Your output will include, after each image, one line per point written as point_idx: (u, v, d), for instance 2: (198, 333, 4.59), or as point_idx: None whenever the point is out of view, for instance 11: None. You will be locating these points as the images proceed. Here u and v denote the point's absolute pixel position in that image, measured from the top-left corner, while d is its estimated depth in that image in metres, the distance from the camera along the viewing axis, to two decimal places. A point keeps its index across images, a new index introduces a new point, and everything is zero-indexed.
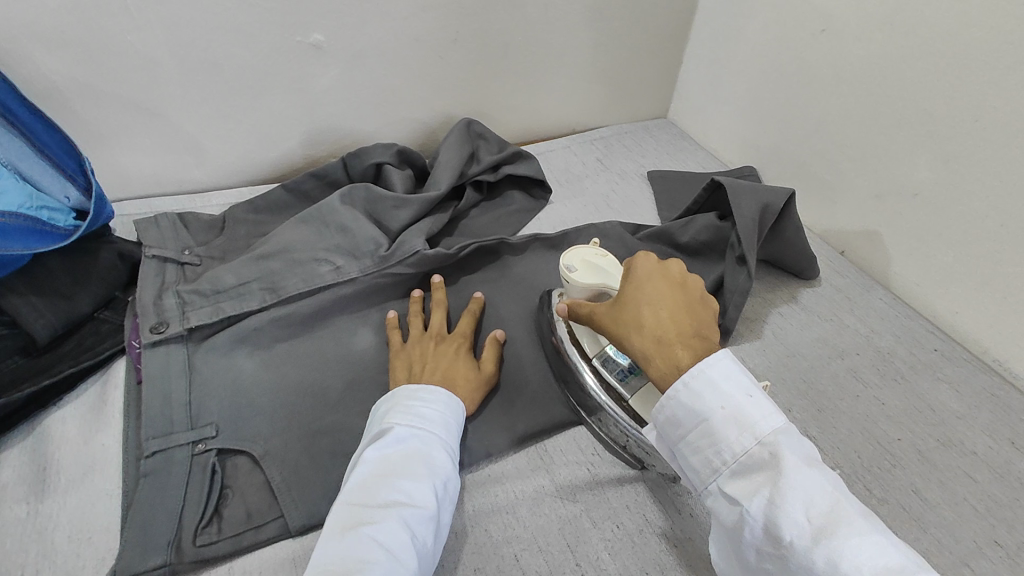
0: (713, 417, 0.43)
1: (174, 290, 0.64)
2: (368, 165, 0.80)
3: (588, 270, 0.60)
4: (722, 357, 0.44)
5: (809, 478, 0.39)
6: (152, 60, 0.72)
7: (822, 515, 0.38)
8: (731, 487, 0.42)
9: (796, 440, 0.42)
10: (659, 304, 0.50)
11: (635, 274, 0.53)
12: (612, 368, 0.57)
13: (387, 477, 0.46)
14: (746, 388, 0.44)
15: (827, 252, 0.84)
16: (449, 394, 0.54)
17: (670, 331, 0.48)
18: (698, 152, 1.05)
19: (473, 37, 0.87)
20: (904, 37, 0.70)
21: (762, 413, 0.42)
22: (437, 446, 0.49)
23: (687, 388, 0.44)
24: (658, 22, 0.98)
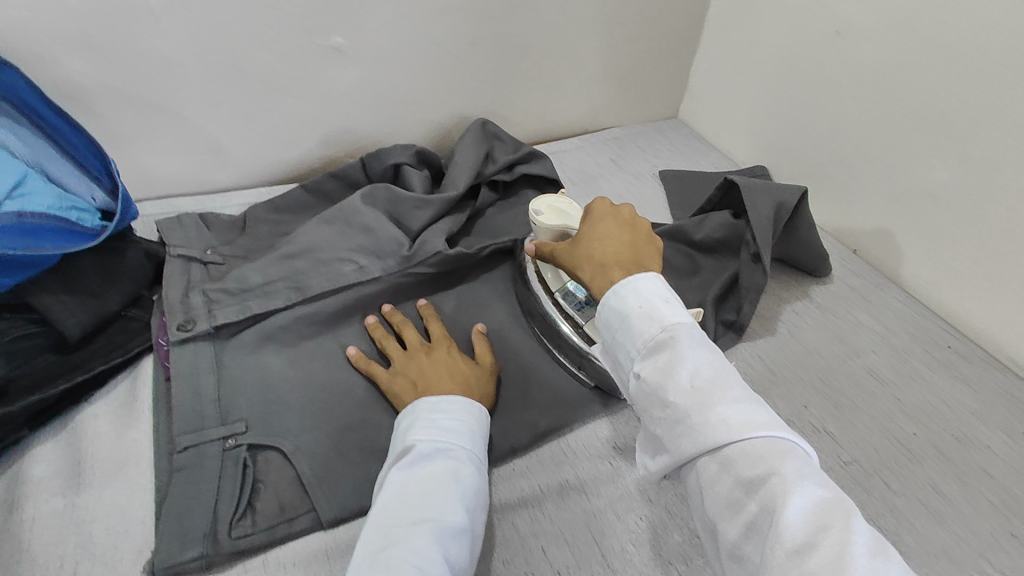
0: (630, 314, 0.46)
1: (201, 289, 0.65)
2: (387, 165, 0.82)
3: (552, 214, 0.65)
4: (649, 277, 0.47)
5: (702, 358, 0.43)
6: (177, 62, 0.73)
7: (704, 384, 0.42)
8: (640, 368, 0.45)
9: (698, 331, 0.45)
10: (607, 235, 0.54)
11: (591, 216, 0.57)
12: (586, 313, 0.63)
13: (414, 497, 0.46)
14: (667, 296, 0.47)
15: (840, 251, 0.85)
16: (469, 403, 0.55)
17: (611, 256, 0.52)
18: (710, 152, 1.06)
19: (490, 39, 0.88)
20: (919, 40, 0.71)
21: (675, 312, 0.45)
22: (461, 460, 0.50)
23: (614, 293, 0.47)
24: (671, 24, 0.99)
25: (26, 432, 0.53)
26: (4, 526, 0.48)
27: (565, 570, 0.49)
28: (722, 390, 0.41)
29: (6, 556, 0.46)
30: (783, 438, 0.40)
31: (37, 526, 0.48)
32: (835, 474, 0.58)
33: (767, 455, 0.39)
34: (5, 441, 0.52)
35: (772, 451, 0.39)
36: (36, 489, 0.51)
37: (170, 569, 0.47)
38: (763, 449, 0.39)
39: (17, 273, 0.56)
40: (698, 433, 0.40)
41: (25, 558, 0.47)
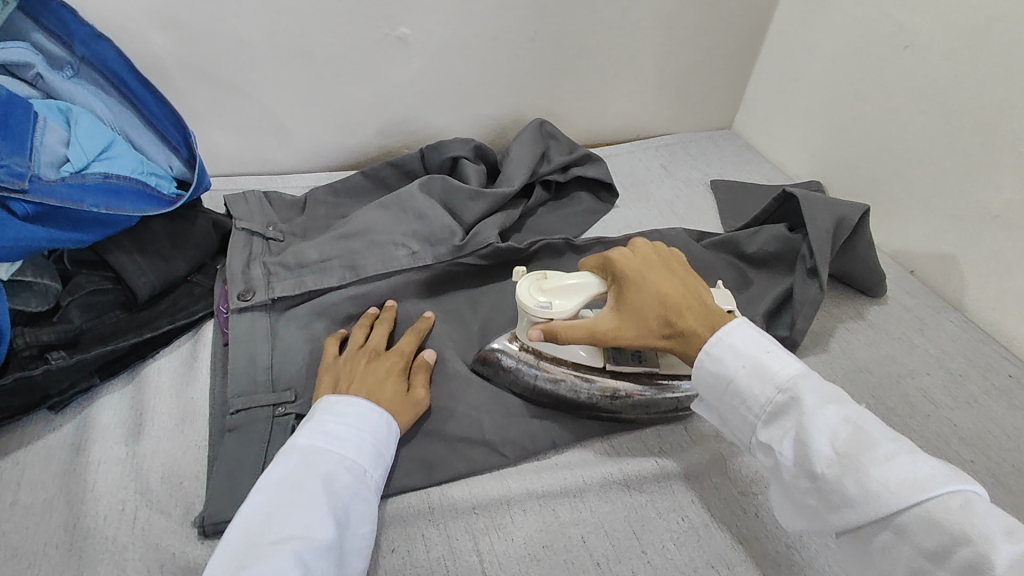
0: (735, 375, 0.48)
1: (261, 262, 0.67)
2: (445, 156, 0.83)
3: (560, 295, 0.56)
4: (740, 325, 0.50)
5: (832, 414, 0.44)
6: (250, 44, 0.76)
7: (847, 444, 0.42)
8: (767, 436, 0.46)
9: (818, 385, 0.46)
10: (669, 291, 0.54)
11: (627, 268, 0.54)
12: (623, 357, 0.59)
13: (285, 508, 0.43)
14: (765, 346, 0.49)
15: (896, 271, 0.83)
16: (367, 406, 0.51)
17: (686, 308, 0.53)
18: (763, 164, 1.04)
19: (550, 38, 0.89)
20: (993, 58, 0.70)
21: (783, 365, 0.47)
22: (344, 470, 0.47)
23: (709, 354, 0.50)
24: (732, 33, 0.99)
25: (97, 380, 0.56)
26: (72, 467, 0.50)
27: (604, 560, 0.50)
28: (869, 447, 0.41)
29: (73, 496, 0.49)
30: (958, 490, 0.39)
31: (100, 469, 0.51)
32: None
33: (949, 515, 0.38)
34: (77, 387, 0.54)
35: (952, 508, 0.38)
36: (101, 435, 0.53)
37: (218, 526, 0.48)
38: (946, 504, 0.38)
39: (91, 232, 0.58)
40: (857, 503, 0.41)
41: (89, 497, 0.49)
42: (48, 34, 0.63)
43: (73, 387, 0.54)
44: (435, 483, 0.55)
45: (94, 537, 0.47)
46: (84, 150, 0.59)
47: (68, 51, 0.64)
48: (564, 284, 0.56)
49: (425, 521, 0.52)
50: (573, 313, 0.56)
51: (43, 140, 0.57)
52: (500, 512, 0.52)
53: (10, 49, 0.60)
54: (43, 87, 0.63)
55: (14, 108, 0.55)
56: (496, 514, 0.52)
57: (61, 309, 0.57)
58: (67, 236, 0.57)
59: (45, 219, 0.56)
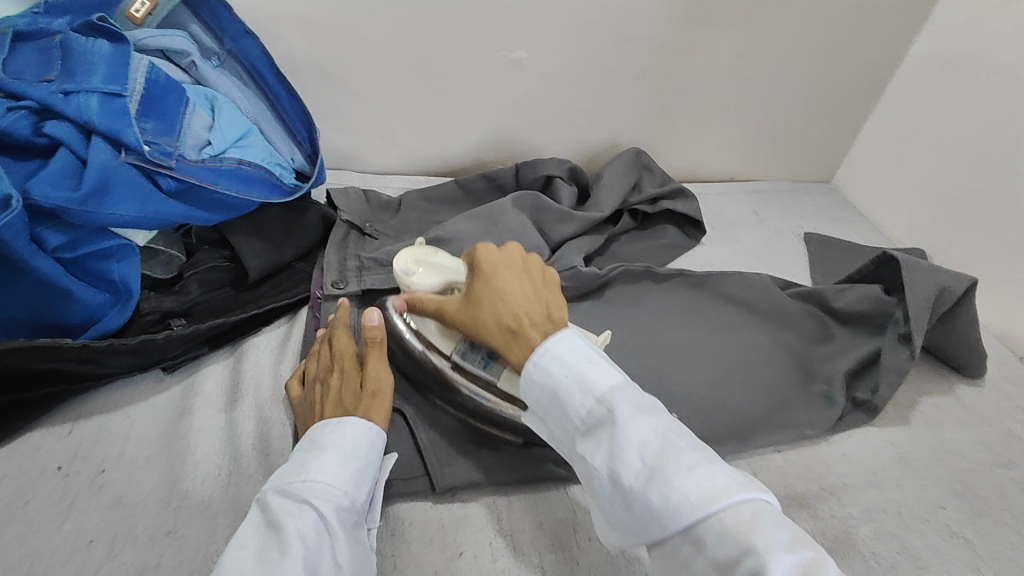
0: (561, 385, 0.46)
1: (355, 255, 0.71)
2: (540, 175, 0.84)
3: (428, 270, 0.61)
4: (568, 334, 0.48)
5: (643, 423, 0.42)
6: (377, 53, 0.80)
7: (655, 456, 0.41)
8: (585, 447, 0.44)
9: (631, 394, 0.45)
10: (513, 293, 0.52)
11: (479, 265, 0.53)
12: (471, 359, 0.57)
13: (260, 548, 0.41)
14: (590, 355, 0.47)
15: (1000, 353, 0.78)
16: (336, 425, 0.50)
17: (520, 315, 0.51)
18: (861, 222, 1.01)
19: (659, 75, 0.90)
20: None
21: (602, 374, 0.46)
22: (321, 500, 0.45)
23: (536, 364, 0.47)
24: (846, 87, 0.97)
25: (204, 350, 0.60)
26: (175, 429, 0.54)
27: None
28: (674, 458, 0.40)
29: (175, 455, 0.52)
30: (749, 498, 0.39)
31: (200, 434, 0.54)
32: None
33: (734, 522, 0.38)
34: (188, 352, 0.59)
35: (743, 518, 0.38)
36: (203, 403, 0.57)
37: None
38: (731, 518, 0.38)
39: (218, 213, 0.63)
40: (664, 516, 0.39)
41: (190, 460, 0.52)
42: (203, 26, 0.69)
43: (185, 352, 0.59)
44: (503, 494, 0.56)
45: (192, 498, 0.50)
46: (224, 136, 0.64)
47: (218, 44, 0.70)
48: (436, 262, 0.62)
49: (492, 529, 0.53)
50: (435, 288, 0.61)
51: (190, 123, 0.61)
52: (566, 535, 0.54)
53: (172, 37, 0.66)
54: (194, 74, 0.69)
55: (171, 93, 0.61)
56: (562, 536, 0.54)
57: (182, 279, 0.63)
58: (198, 216, 0.61)
59: (182, 196, 0.61)
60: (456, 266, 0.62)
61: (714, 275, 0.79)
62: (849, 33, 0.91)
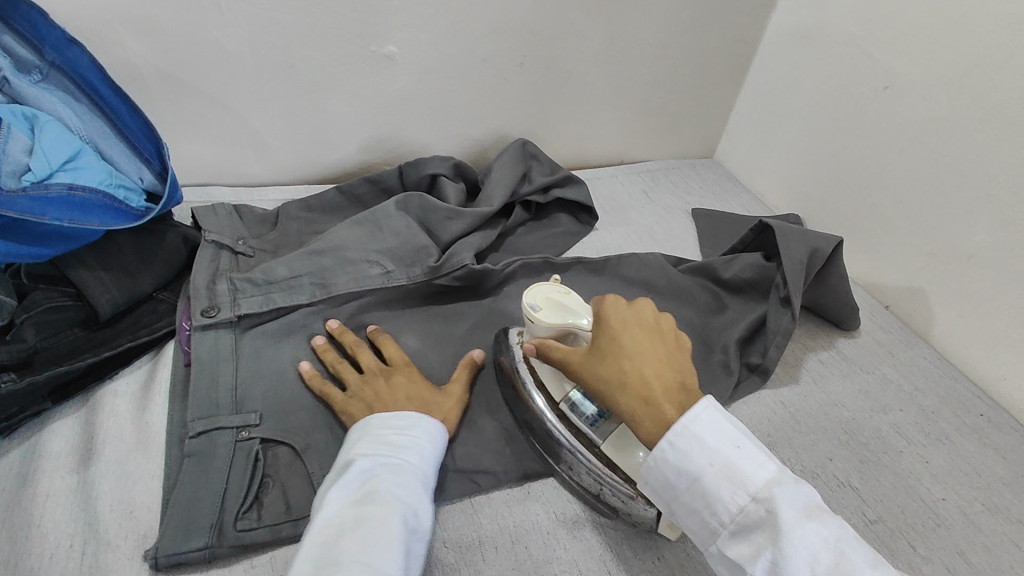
0: (704, 476, 0.44)
1: (227, 277, 0.65)
2: (424, 174, 0.82)
3: (553, 309, 0.60)
4: (704, 406, 0.46)
5: (812, 531, 0.40)
6: (232, 56, 0.74)
7: (830, 574, 0.39)
8: (736, 547, 0.42)
9: (791, 490, 0.42)
10: (645, 359, 0.50)
11: (609, 321, 0.53)
12: (581, 413, 0.57)
13: (353, 514, 0.43)
14: (737, 439, 0.45)
15: (871, 304, 0.84)
16: (428, 421, 0.53)
17: (653, 386, 0.49)
18: (742, 194, 1.06)
19: (535, 64, 0.90)
20: (973, 104, 0.71)
21: (753, 465, 0.44)
22: (409, 478, 0.47)
23: (669, 446, 0.45)
24: (715, 65, 1.01)
25: (48, 405, 0.54)
26: (17, 500, 0.49)
27: None
28: None
29: (16, 530, 0.47)
30: None
31: (49, 501, 0.49)
32: (857, 530, 0.57)
33: None
34: (28, 410, 0.53)
35: None
36: (52, 465, 0.51)
37: (172, 558, 0.46)
38: None
39: (51, 246, 0.56)
40: None
41: (35, 533, 0.47)
42: (17, 36, 0.60)
43: (24, 411, 0.53)
44: None
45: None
46: (49, 159, 0.57)
47: (37, 55, 0.61)
48: (564, 303, 0.60)
49: None
50: (554, 332, 0.59)
51: (4, 147, 0.54)
52: (471, 550, 0.52)
53: None
54: (9, 90, 0.61)
55: None
56: (467, 552, 0.52)
57: (15, 326, 0.54)
58: (24, 251, 0.54)
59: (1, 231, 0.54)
60: (584, 313, 0.60)
61: (606, 261, 0.81)
62: (712, 13, 0.94)
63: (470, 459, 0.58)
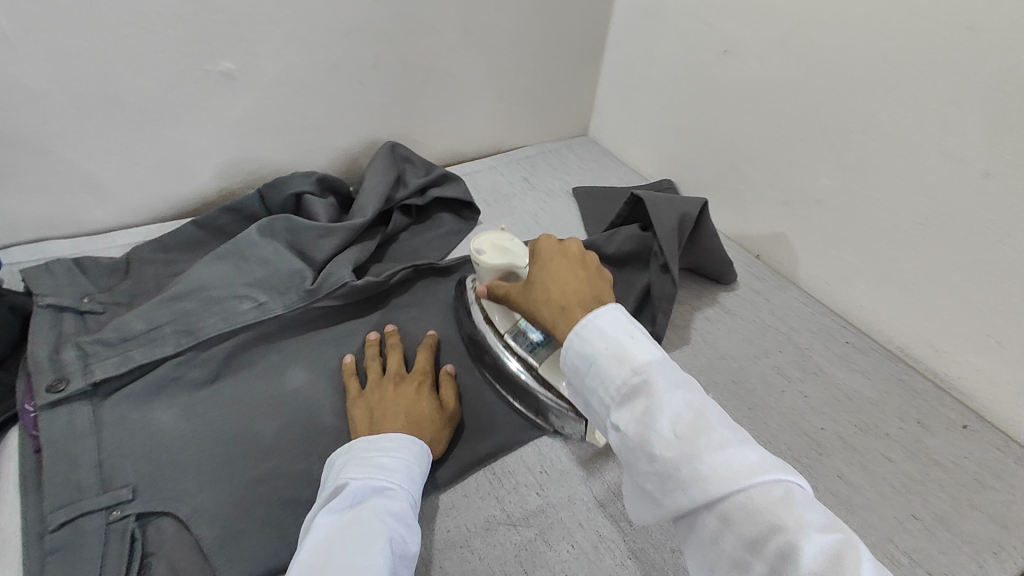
0: (598, 357, 0.43)
1: (74, 343, 0.58)
2: (288, 194, 0.77)
3: (496, 252, 0.65)
4: (610, 307, 0.45)
5: (679, 396, 0.40)
6: (40, 94, 0.65)
7: (686, 428, 0.39)
8: (617, 416, 0.42)
9: (674, 372, 0.42)
10: (565, 275, 0.51)
11: (539, 253, 0.54)
12: (521, 341, 0.64)
13: (339, 540, 0.43)
14: (632, 330, 0.44)
15: (744, 257, 0.89)
16: (412, 440, 0.52)
17: (569, 295, 0.49)
18: (619, 167, 1.09)
19: (390, 64, 0.87)
20: (800, 58, 0.75)
21: (641, 349, 0.43)
22: (395, 501, 0.47)
23: (577, 336, 0.45)
24: (572, 45, 1.02)
25: None
26: None
27: None
28: (706, 430, 0.38)
29: None
30: (779, 480, 0.36)
31: None
32: None
33: (763, 504, 0.35)
34: None
35: (772, 499, 0.36)
36: None
37: None
38: (761, 496, 0.36)
39: None
40: (690, 486, 0.37)
41: None
42: None
43: None
44: None
45: None
46: None
47: None
48: (509, 249, 0.65)
49: None
50: (495, 271, 0.64)
51: None
52: None
53: None
54: None
55: None
56: None
57: None
58: None
59: None
60: (522, 256, 0.65)
61: None
62: None
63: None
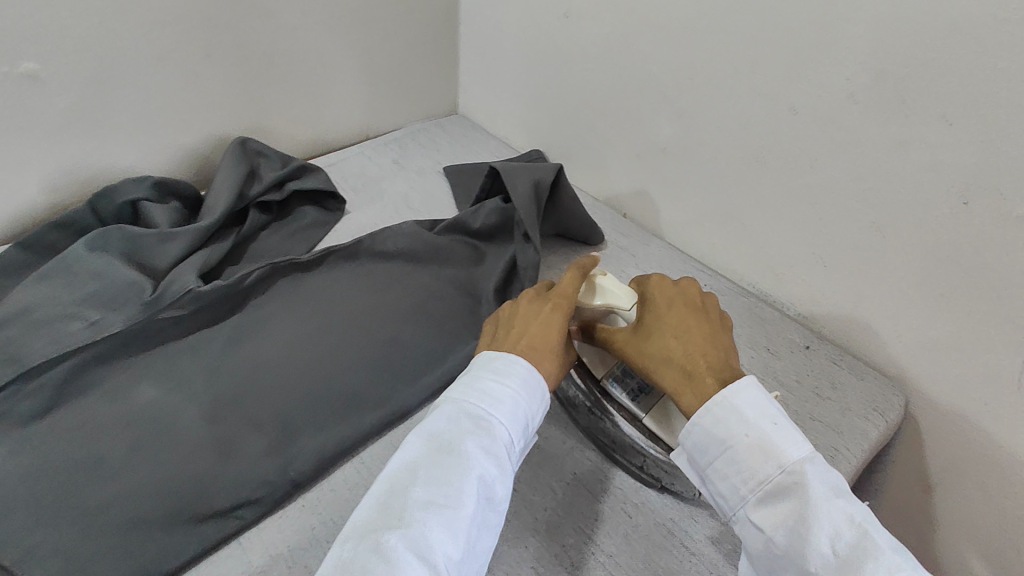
0: (738, 443, 0.46)
1: None
2: (121, 203, 0.71)
3: (593, 289, 0.61)
4: (747, 386, 0.48)
5: (836, 506, 0.42)
6: None
7: (848, 548, 0.41)
8: (758, 514, 0.45)
9: (823, 469, 0.44)
10: (684, 331, 0.54)
11: (658, 302, 0.57)
12: (623, 388, 0.60)
13: (426, 466, 0.44)
14: (772, 416, 0.46)
15: (612, 216, 0.92)
16: (525, 366, 0.51)
17: (692, 358, 0.52)
18: (490, 141, 1.09)
19: (222, 52, 0.81)
20: (631, 17, 0.77)
21: (789, 442, 0.45)
22: (493, 440, 0.46)
23: (710, 412, 0.47)
24: (424, 20, 1.00)
25: None
26: None
27: None
28: (870, 554, 0.40)
29: None
30: None
31: None
32: None
33: None
34: None
35: None
36: None
37: None
38: None
39: None
40: None
41: None
42: None
43: None
44: None
45: None
46: None
47: None
48: (609, 289, 0.61)
49: None
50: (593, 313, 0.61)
51: None
52: None
53: None
54: None
55: None
56: None
57: None
58: None
59: None
60: (624, 296, 0.60)
61: (364, 240, 0.76)
62: None
63: (229, 495, 0.52)
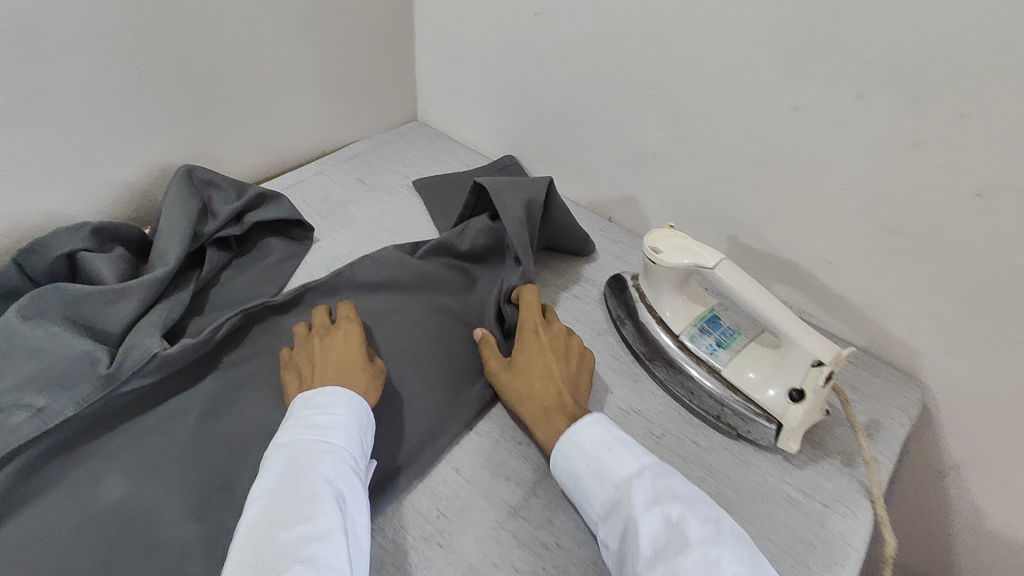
0: (581, 474, 0.48)
1: None
2: (55, 258, 0.60)
3: (676, 250, 0.60)
4: (586, 420, 0.51)
5: (655, 509, 0.44)
6: None
7: (662, 545, 0.41)
8: (607, 532, 0.46)
9: (651, 480, 0.46)
10: (550, 373, 0.56)
11: (524, 341, 0.59)
12: (700, 343, 0.61)
13: (281, 509, 0.42)
14: (608, 442, 0.49)
15: (598, 222, 0.88)
16: (347, 397, 0.51)
17: (552, 399, 0.54)
18: (458, 149, 1.03)
19: (157, 73, 0.72)
20: (608, 15, 0.73)
21: (620, 461, 0.47)
22: (339, 461, 0.46)
23: (560, 453, 0.50)
24: (377, 23, 0.93)
25: None
26: None
27: None
28: (679, 544, 0.41)
29: None
30: None
31: None
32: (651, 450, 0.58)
33: None
34: None
35: None
36: None
37: None
38: None
39: None
40: None
41: None
42: None
43: None
44: None
45: None
46: None
47: None
48: (692, 249, 0.59)
49: None
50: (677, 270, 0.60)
51: None
52: None
53: None
54: None
55: None
56: None
57: None
58: None
59: None
60: (709, 254, 0.59)
61: (342, 274, 0.69)
62: None
63: None
